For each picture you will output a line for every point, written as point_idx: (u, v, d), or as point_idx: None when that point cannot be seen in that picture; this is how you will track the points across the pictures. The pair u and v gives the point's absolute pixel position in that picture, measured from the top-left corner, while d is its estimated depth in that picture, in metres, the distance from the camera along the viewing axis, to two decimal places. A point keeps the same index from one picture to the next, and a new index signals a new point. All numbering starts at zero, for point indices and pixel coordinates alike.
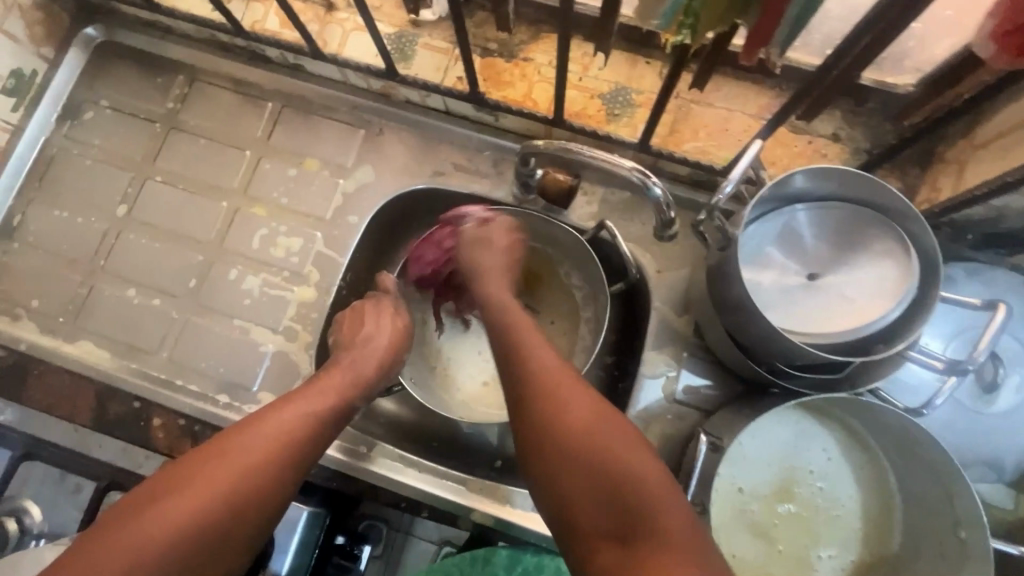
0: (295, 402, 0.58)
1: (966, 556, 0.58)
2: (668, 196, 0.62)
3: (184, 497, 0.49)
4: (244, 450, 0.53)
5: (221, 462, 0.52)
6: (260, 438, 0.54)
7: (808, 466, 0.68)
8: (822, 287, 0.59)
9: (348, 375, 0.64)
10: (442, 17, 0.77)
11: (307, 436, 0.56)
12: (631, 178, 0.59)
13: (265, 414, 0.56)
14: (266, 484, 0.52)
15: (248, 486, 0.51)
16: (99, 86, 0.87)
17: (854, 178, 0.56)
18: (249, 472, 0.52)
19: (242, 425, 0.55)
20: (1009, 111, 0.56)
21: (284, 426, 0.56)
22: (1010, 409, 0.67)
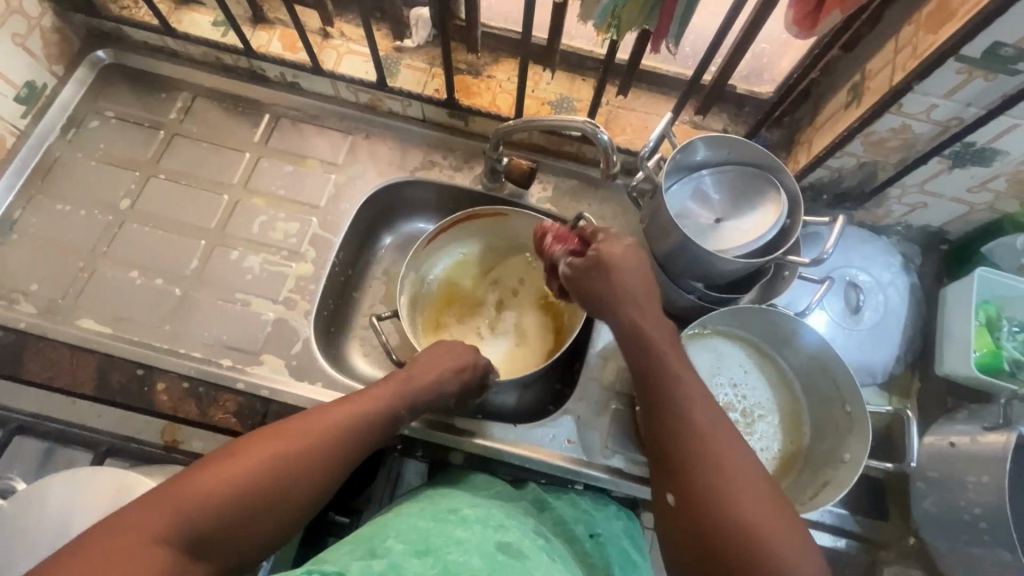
0: (351, 402, 0.62)
1: (853, 423, 0.75)
2: (611, 142, 0.77)
3: (247, 469, 0.53)
4: (304, 440, 0.57)
5: (283, 446, 0.56)
6: (321, 432, 0.58)
7: (731, 380, 0.84)
8: (720, 225, 0.78)
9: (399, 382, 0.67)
10: (420, 45, 0.96)
11: (357, 439, 0.61)
12: (583, 128, 0.75)
13: (325, 411, 0.60)
14: (317, 478, 0.57)
15: (302, 477, 0.56)
16: (104, 100, 0.96)
17: (736, 144, 0.77)
18: (304, 463, 0.56)
19: (302, 417, 0.59)
20: (831, 101, 0.81)
21: (336, 431, 0.59)
22: (871, 327, 0.88)
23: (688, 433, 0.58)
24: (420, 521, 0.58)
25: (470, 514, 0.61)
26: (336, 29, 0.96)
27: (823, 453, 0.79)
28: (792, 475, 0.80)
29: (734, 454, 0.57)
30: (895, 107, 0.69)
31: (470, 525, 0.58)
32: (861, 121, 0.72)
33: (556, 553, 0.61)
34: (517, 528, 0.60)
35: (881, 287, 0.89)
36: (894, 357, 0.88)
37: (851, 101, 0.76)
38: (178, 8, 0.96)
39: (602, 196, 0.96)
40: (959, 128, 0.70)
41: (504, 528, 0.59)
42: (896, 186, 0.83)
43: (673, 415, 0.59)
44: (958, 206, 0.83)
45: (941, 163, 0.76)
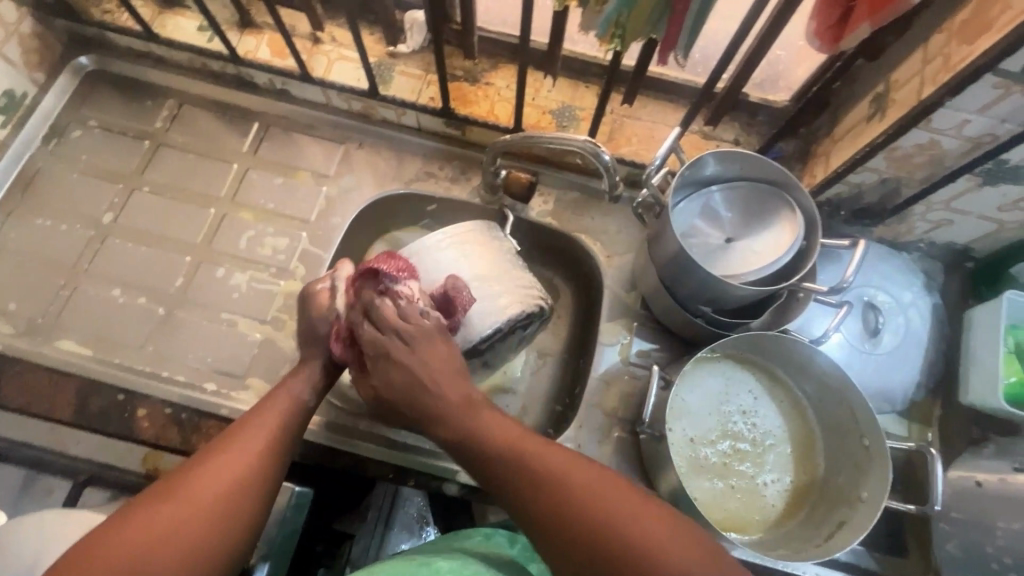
0: (241, 436, 0.58)
1: (872, 459, 0.71)
2: (614, 161, 0.73)
3: (120, 540, 0.48)
4: (202, 490, 0.53)
5: (159, 510, 0.51)
6: (206, 484, 0.53)
7: (740, 408, 0.79)
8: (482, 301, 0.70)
9: (287, 405, 0.63)
10: (415, 50, 0.91)
11: (253, 474, 0.56)
12: (583, 148, 0.71)
13: (190, 476, 0.54)
14: (213, 535, 0.51)
15: (192, 538, 0.50)
16: (87, 109, 0.93)
17: (749, 159, 0.72)
18: (189, 522, 0.51)
19: (186, 470, 0.54)
20: (852, 112, 0.75)
21: (236, 472, 0.55)
22: (889, 351, 0.83)
23: (538, 495, 0.52)
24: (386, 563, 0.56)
25: (445, 564, 0.57)
26: (326, 34, 0.92)
27: (838, 487, 0.75)
28: (804, 509, 0.76)
29: (648, 518, 0.49)
30: (923, 122, 0.64)
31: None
32: (885, 136, 0.67)
33: None
34: None
35: (902, 308, 0.84)
36: (914, 383, 0.83)
37: (875, 113, 0.70)
38: (163, 11, 0.92)
39: (605, 211, 0.91)
40: (993, 145, 0.64)
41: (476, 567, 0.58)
42: (921, 203, 0.77)
43: (503, 479, 0.55)
44: (986, 224, 0.78)
45: (970, 181, 0.70)
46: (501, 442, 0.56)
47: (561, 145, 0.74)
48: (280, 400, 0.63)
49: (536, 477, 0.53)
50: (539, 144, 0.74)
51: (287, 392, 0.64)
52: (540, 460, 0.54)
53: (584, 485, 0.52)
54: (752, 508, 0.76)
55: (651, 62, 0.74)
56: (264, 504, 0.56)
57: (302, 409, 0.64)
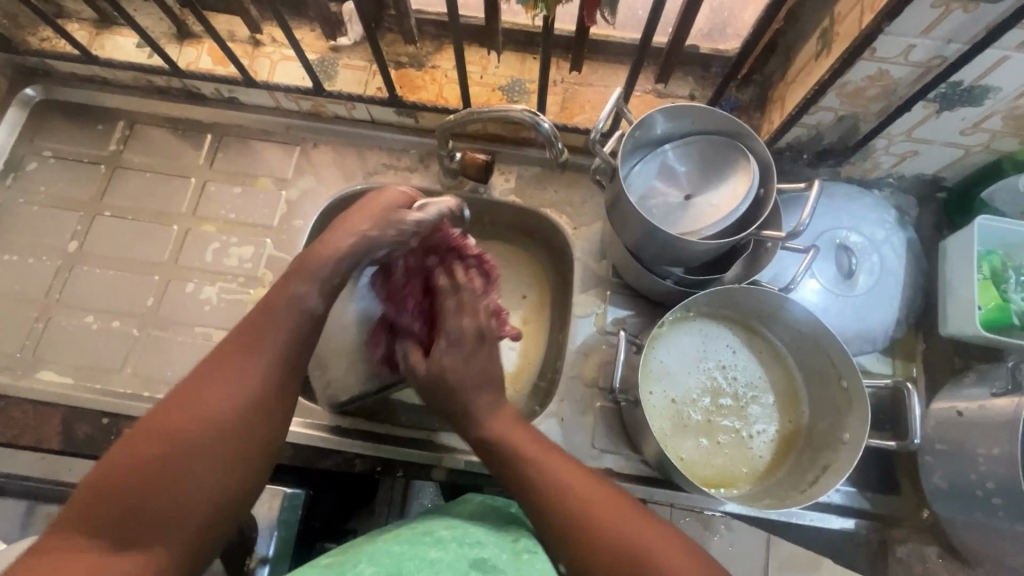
0: (247, 361, 0.53)
1: (853, 399, 0.71)
2: (557, 131, 0.74)
3: (155, 441, 0.47)
4: (224, 391, 0.51)
5: (178, 425, 0.48)
6: (216, 402, 0.50)
7: (721, 365, 0.79)
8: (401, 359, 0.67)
9: (295, 315, 0.56)
10: (357, 41, 0.90)
11: (260, 399, 0.52)
12: (522, 117, 0.71)
13: (213, 379, 0.51)
14: (242, 437, 0.50)
15: (224, 448, 0.49)
16: (40, 139, 0.92)
17: (699, 111, 0.71)
18: (218, 427, 0.49)
19: (192, 391, 0.50)
20: (802, 51, 0.73)
21: (255, 375, 0.52)
22: (866, 290, 0.82)
23: (536, 493, 0.54)
24: (390, 546, 0.51)
25: (446, 531, 0.54)
26: (266, 36, 0.90)
27: (824, 433, 0.75)
28: (792, 457, 0.76)
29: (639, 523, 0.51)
30: (868, 52, 0.62)
31: (444, 544, 0.52)
32: (833, 72, 0.65)
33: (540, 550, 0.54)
34: (492, 541, 0.54)
35: (875, 247, 0.83)
36: (894, 320, 0.81)
37: (822, 50, 0.68)
38: (101, 32, 0.91)
39: (568, 182, 0.90)
40: (942, 69, 0.63)
41: (480, 544, 0.53)
42: (881, 136, 0.75)
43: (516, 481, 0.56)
44: (951, 150, 0.76)
45: (926, 108, 0.69)
46: (512, 449, 0.58)
47: (489, 114, 0.72)
48: (289, 316, 0.56)
49: (522, 462, 0.56)
50: (482, 119, 0.73)
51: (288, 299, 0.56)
52: (554, 477, 0.55)
53: (586, 494, 0.53)
54: (740, 461, 0.76)
55: (588, 26, 0.73)
56: (285, 409, 0.54)
57: (311, 322, 0.57)
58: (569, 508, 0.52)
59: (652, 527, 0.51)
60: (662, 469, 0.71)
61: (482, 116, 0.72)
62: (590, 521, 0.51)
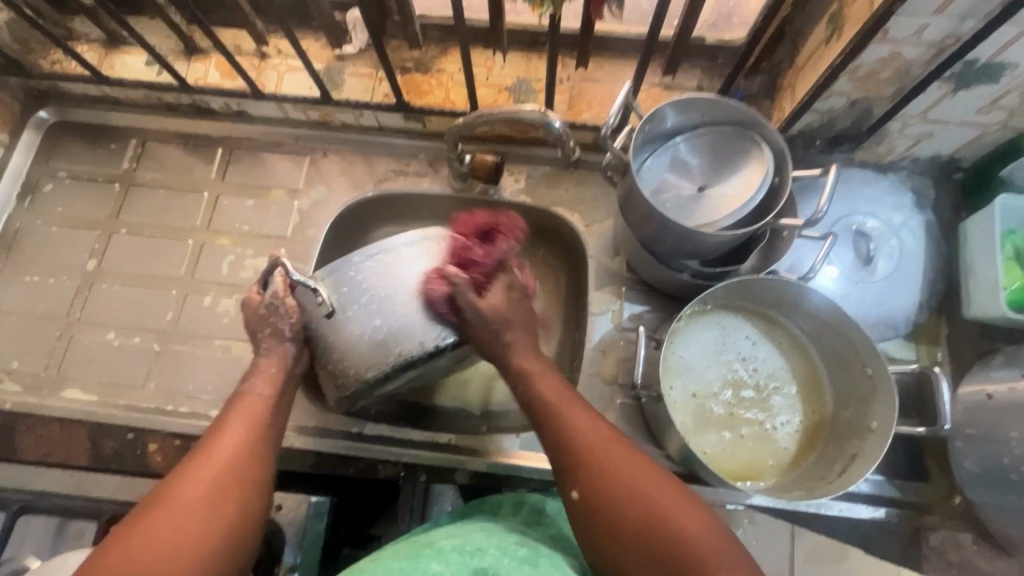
0: (217, 446, 0.58)
1: (878, 386, 0.70)
2: (566, 128, 0.73)
3: (146, 529, 0.50)
4: (207, 471, 0.56)
5: (171, 504, 0.53)
6: (197, 486, 0.54)
7: (741, 357, 0.78)
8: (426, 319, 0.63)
9: (254, 402, 0.63)
10: (363, 49, 0.90)
11: (235, 473, 0.57)
12: (531, 117, 0.71)
13: (194, 466, 0.56)
14: (230, 507, 0.55)
15: (211, 518, 0.53)
16: (55, 160, 0.93)
17: (709, 103, 0.71)
18: (202, 501, 0.54)
19: (166, 488, 0.54)
20: (811, 36, 0.72)
21: (232, 452, 0.58)
22: (886, 275, 0.81)
23: (587, 475, 0.57)
24: (392, 562, 0.52)
25: (446, 544, 0.55)
26: (272, 48, 0.91)
27: (849, 422, 0.74)
28: (818, 448, 0.75)
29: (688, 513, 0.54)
30: (880, 34, 0.62)
31: (445, 556, 0.53)
32: (845, 56, 0.65)
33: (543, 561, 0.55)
34: (496, 547, 0.55)
35: (893, 232, 0.82)
36: (916, 304, 0.80)
37: (832, 35, 0.68)
38: (109, 52, 0.92)
39: (578, 180, 0.90)
40: (957, 47, 0.62)
41: (482, 551, 0.54)
42: (896, 119, 0.75)
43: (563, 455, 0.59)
44: (968, 130, 0.75)
45: (941, 88, 0.68)
46: (544, 400, 0.64)
47: (500, 114, 0.72)
48: (253, 404, 0.63)
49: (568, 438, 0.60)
50: (490, 120, 0.73)
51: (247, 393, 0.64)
52: (583, 430, 0.60)
53: (636, 474, 0.56)
54: (764, 454, 0.75)
55: (594, 21, 0.72)
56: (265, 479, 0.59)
57: (267, 402, 0.64)
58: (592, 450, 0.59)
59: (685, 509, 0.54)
60: (686, 464, 0.71)
61: (494, 116, 0.72)
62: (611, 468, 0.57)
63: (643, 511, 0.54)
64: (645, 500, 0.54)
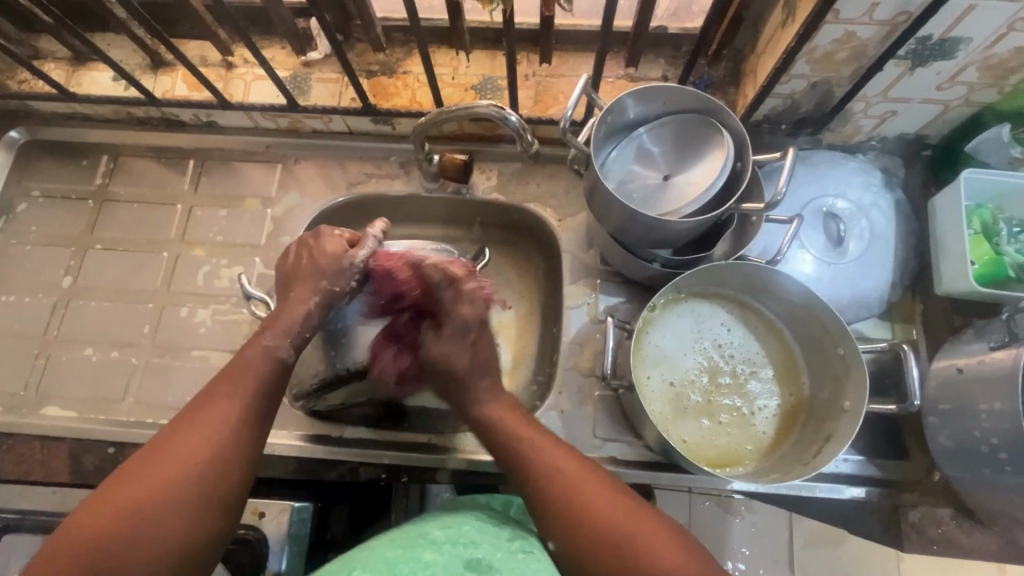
0: (214, 399, 0.58)
1: (850, 365, 0.71)
2: (525, 123, 0.74)
3: (130, 485, 0.51)
4: (198, 427, 0.55)
5: (160, 457, 0.53)
6: (185, 443, 0.54)
7: (717, 343, 0.78)
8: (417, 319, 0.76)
9: (261, 361, 0.62)
10: (328, 55, 0.90)
11: (231, 430, 0.56)
12: (488, 112, 0.71)
13: (192, 420, 0.56)
14: (218, 464, 0.54)
15: (197, 474, 0.53)
16: (29, 180, 0.94)
17: (668, 92, 0.71)
18: (188, 457, 0.53)
19: (161, 440, 0.55)
20: (769, 20, 0.72)
21: (228, 408, 0.57)
22: (857, 256, 0.81)
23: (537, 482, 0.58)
24: (386, 553, 0.52)
25: (440, 534, 0.55)
26: (239, 57, 0.91)
27: (825, 403, 0.74)
28: (796, 430, 0.76)
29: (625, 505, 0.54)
30: (832, 15, 0.62)
31: (438, 546, 0.53)
32: (799, 39, 0.65)
33: (533, 547, 0.56)
34: (487, 540, 0.55)
35: (864, 212, 0.82)
36: (888, 284, 0.80)
37: (787, 18, 0.68)
38: (76, 69, 0.92)
39: (548, 175, 0.90)
40: (908, 24, 0.62)
41: (474, 543, 0.54)
42: (857, 100, 0.75)
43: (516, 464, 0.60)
44: (931, 106, 0.75)
45: (899, 66, 0.68)
46: (506, 432, 0.63)
47: (453, 113, 0.73)
48: (256, 362, 0.62)
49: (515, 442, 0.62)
50: (448, 118, 0.74)
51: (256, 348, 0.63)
52: (535, 450, 0.60)
53: (571, 470, 0.57)
54: (742, 439, 0.75)
55: (551, 15, 0.73)
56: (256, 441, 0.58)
57: (279, 362, 0.63)
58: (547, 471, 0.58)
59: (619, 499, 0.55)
60: (665, 454, 0.70)
61: (446, 114, 0.73)
62: (574, 496, 0.55)
63: (582, 506, 0.54)
64: (568, 493, 0.55)
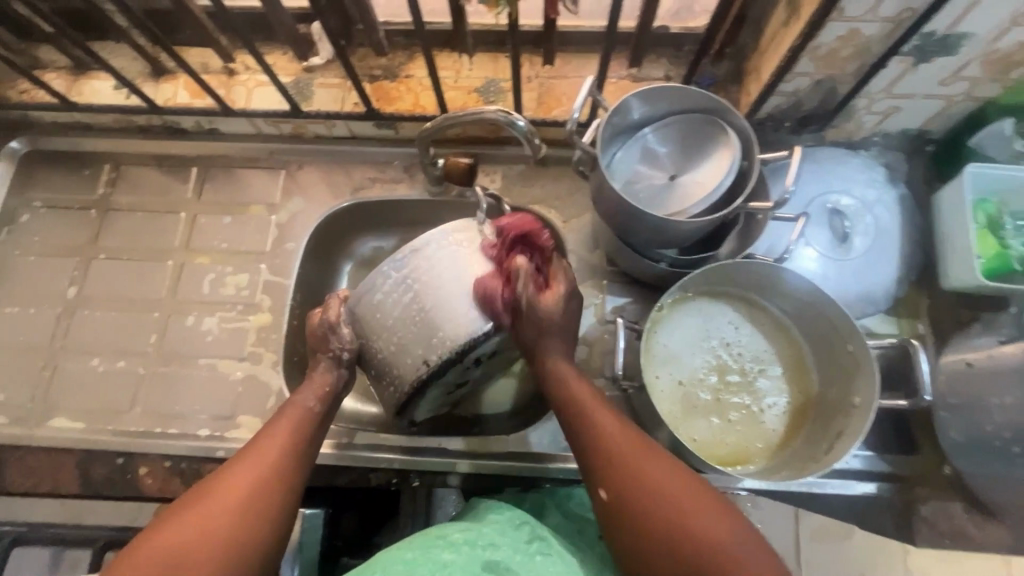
0: (252, 451, 0.59)
1: (858, 362, 0.71)
2: (531, 126, 0.74)
3: (166, 534, 0.51)
4: (232, 479, 0.56)
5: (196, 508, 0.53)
6: (218, 496, 0.54)
7: (725, 342, 0.78)
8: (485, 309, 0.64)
9: (297, 415, 0.64)
10: (330, 59, 0.90)
11: (263, 484, 0.56)
12: (496, 117, 0.71)
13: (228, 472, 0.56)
14: (249, 519, 0.54)
15: (229, 528, 0.52)
16: (30, 191, 0.93)
17: (673, 92, 0.71)
18: (222, 511, 0.53)
19: (200, 490, 0.55)
20: (773, 19, 0.73)
21: (265, 460, 0.58)
22: (863, 252, 0.81)
23: (621, 476, 0.56)
24: (405, 554, 0.52)
25: (459, 535, 0.55)
26: (241, 64, 0.91)
27: (834, 400, 0.75)
28: (805, 428, 0.76)
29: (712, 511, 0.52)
30: (836, 13, 0.62)
31: (456, 547, 0.53)
32: (803, 37, 0.65)
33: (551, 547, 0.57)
34: (506, 541, 0.55)
35: (868, 208, 0.82)
36: (894, 279, 0.81)
37: (791, 17, 0.68)
38: (76, 78, 0.92)
39: (552, 177, 0.90)
40: (913, 21, 0.62)
41: (494, 546, 0.54)
42: (861, 97, 0.75)
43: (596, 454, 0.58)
44: (934, 102, 0.76)
45: (903, 63, 0.68)
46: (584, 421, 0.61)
47: (459, 120, 0.73)
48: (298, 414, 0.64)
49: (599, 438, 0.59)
50: (454, 123, 0.74)
51: (295, 407, 0.65)
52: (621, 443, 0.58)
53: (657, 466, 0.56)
54: (752, 438, 0.75)
55: (555, 17, 0.73)
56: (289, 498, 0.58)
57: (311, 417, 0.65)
58: (617, 461, 0.57)
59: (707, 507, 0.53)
60: (677, 454, 0.70)
61: (451, 121, 0.73)
62: (642, 482, 0.55)
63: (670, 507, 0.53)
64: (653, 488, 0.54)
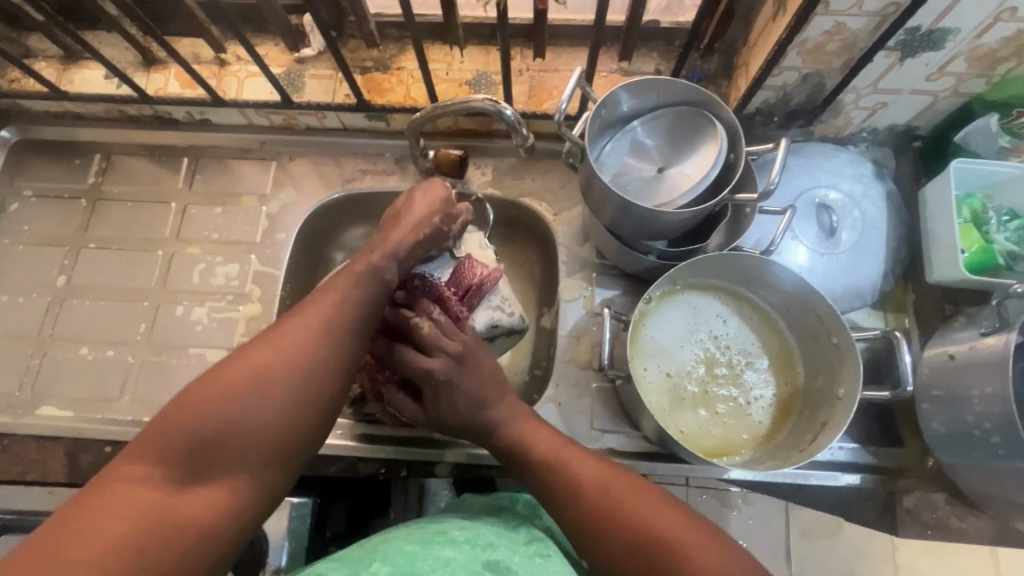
0: (296, 320, 0.54)
1: (844, 354, 0.71)
2: (520, 116, 0.74)
3: (213, 393, 0.48)
4: (281, 344, 0.52)
5: (240, 369, 0.49)
6: (264, 359, 0.50)
7: (712, 335, 0.79)
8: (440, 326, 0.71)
9: (343, 290, 0.57)
10: (321, 51, 0.90)
11: (314, 352, 0.52)
12: (484, 105, 0.72)
13: (273, 337, 0.52)
14: (302, 385, 0.51)
15: (283, 390, 0.50)
16: (20, 180, 0.93)
17: (662, 85, 0.71)
18: (272, 374, 0.50)
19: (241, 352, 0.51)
20: (761, 14, 0.73)
21: (311, 329, 0.53)
22: (850, 246, 0.82)
23: (570, 500, 0.54)
24: (405, 545, 0.52)
25: (459, 533, 0.55)
26: (232, 54, 0.91)
27: (820, 392, 0.75)
28: (791, 419, 0.77)
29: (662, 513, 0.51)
30: (822, 7, 0.63)
31: (456, 544, 0.53)
32: (789, 31, 0.66)
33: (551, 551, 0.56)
34: (506, 544, 0.54)
35: (855, 203, 0.83)
36: (880, 273, 0.81)
37: (778, 11, 0.68)
38: (67, 68, 0.92)
39: (543, 170, 0.90)
40: (898, 15, 0.63)
41: (493, 546, 0.54)
42: (848, 92, 0.76)
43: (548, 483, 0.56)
44: (920, 98, 0.76)
45: (889, 57, 0.69)
46: (540, 440, 0.60)
47: (448, 108, 0.73)
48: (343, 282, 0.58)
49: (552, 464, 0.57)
50: (444, 113, 0.74)
51: (348, 274, 0.59)
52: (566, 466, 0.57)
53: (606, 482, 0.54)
54: (739, 429, 0.76)
55: (544, 9, 0.73)
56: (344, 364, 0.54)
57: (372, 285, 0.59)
58: (564, 477, 0.56)
59: (655, 508, 0.52)
60: (663, 444, 0.71)
61: (440, 110, 0.73)
62: (592, 498, 0.53)
63: (616, 515, 0.52)
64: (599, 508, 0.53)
